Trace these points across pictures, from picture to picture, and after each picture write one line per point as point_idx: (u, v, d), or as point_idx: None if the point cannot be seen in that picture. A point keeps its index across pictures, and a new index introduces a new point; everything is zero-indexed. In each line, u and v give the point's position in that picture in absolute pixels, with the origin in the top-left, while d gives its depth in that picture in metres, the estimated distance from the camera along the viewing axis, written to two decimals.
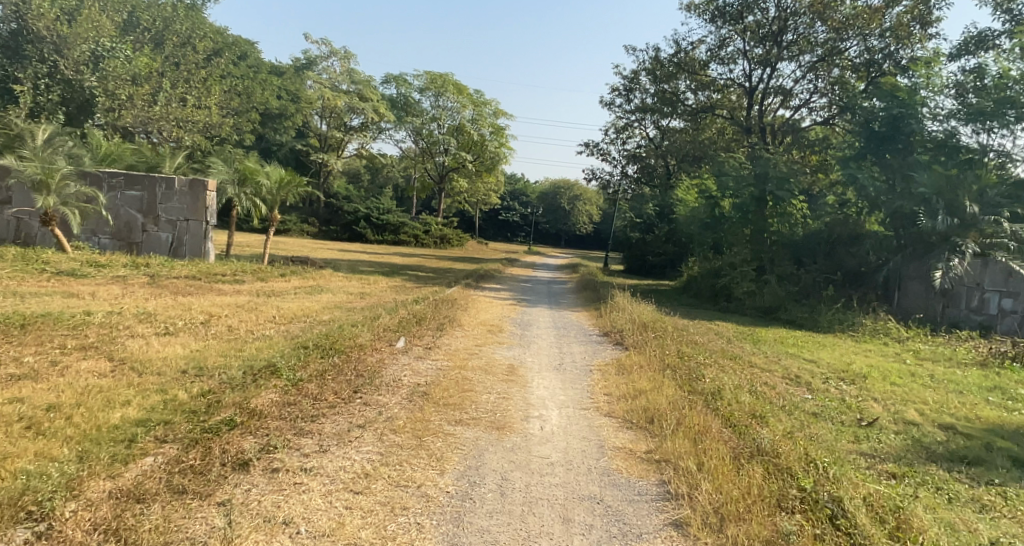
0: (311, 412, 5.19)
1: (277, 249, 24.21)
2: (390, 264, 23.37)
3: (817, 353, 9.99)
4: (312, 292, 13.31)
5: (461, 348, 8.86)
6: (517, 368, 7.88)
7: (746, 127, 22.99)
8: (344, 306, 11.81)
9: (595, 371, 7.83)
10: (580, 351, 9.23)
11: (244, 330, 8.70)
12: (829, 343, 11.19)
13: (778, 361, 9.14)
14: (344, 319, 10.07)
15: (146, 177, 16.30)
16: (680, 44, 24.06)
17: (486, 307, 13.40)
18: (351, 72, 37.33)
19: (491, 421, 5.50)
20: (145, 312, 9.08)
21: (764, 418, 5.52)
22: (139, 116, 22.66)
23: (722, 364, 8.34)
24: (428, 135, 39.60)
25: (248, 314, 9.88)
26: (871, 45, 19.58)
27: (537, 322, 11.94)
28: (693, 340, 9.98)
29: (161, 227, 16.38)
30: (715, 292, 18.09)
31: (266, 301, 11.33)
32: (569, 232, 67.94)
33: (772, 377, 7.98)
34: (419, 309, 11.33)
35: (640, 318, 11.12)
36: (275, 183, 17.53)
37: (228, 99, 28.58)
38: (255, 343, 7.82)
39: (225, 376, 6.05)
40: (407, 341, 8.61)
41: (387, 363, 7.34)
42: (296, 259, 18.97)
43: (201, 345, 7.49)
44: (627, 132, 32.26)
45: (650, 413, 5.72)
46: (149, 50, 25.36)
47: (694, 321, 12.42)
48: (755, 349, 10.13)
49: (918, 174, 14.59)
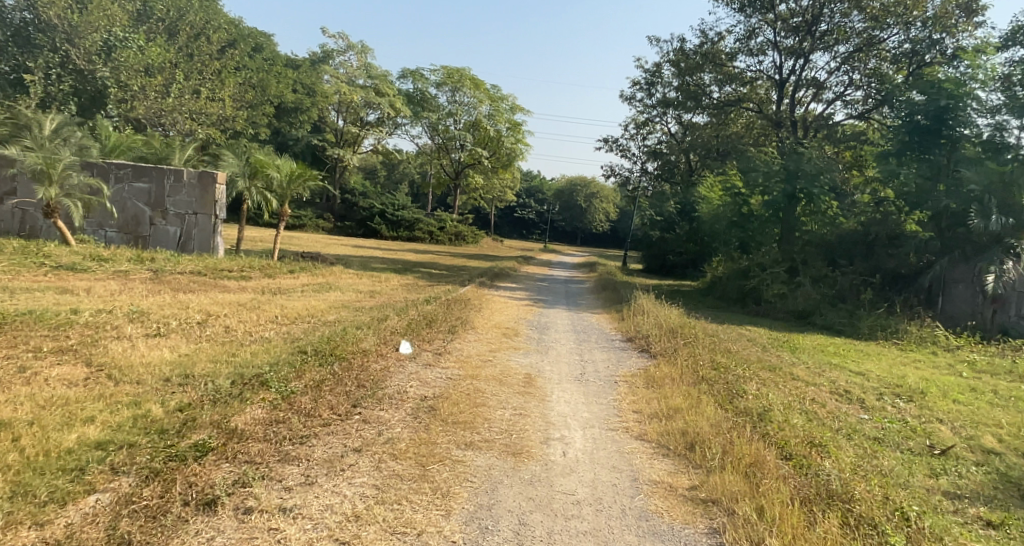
0: (300, 432, 4.52)
1: (289, 244, 23.73)
2: (403, 261, 22.76)
3: (863, 365, 9.19)
4: (320, 290, 12.70)
5: (473, 354, 8.17)
6: (535, 379, 7.17)
7: (775, 121, 22.12)
8: (352, 305, 11.17)
9: (621, 383, 7.10)
10: (603, 359, 8.49)
11: (244, 332, 8.06)
12: (873, 353, 10.37)
13: (821, 373, 8.38)
14: (350, 320, 9.43)
15: (154, 169, 15.74)
16: (706, 36, 23.31)
17: (501, 308, 12.71)
18: (368, 66, 36.85)
19: (506, 445, 4.80)
20: (138, 310, 8.48)
21: (824, 447, 4.80)
22: (150, 108, 22.27)
23: (762, 376, 7.58)
24: (444, 130, 38.82)
25: (249, 313, 9.25)
26: (912, 35, 18.69)
27: (555, 325, 11.21)
28: (726, 347, 9.21)
29: (169, 220, 15.86)
30: (743, 295, 17.25)
31: (270, 300, 10.73)
32: (585, 229, 67.15)
33: (819, 391, 7.22)
34: (430, 310, 10.67)
35: (667, 322, 10.36)
36: (286, 177, 16.77)
37: (242, 91, 28.14)
38: (251, 347, 7.17)
39: (211, 386, 5.40)
40: (415, 347, 7.94)
41: (392, 373, 6.68)
42: (307, 255, 18.44)
43: (191, 349, 6.84)
44: (647, 128, 31.45)
45: (689, 438, 4.99)
46: (163, 41, 24.98)
47: (723, 326, 11.66)
48: (794, 358, 9.34)
49: (967, 170, 13.70)
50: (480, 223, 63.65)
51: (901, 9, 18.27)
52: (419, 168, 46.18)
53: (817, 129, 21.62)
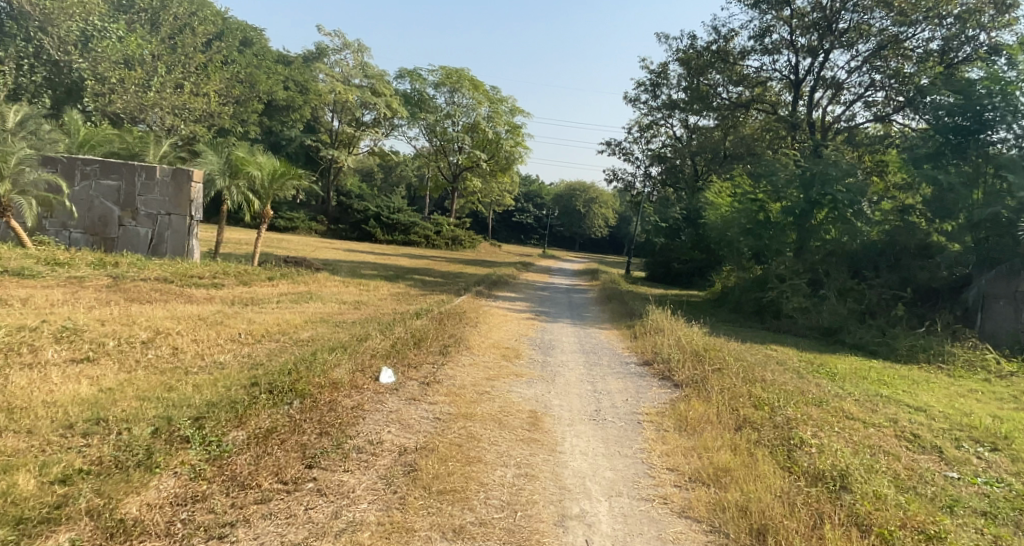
0: (223, 516, 3.37)
1: (274, 248, 22.43)
2: (396, 268, 21.46)
3: (918, 397, 7.93)
4: (298, 300, 11.44)
5: (467, 383, 6.89)
6: (541, 418, 5.90)
7: (791, 124, 21.06)
8: (332, 320, 9.85)
9: (647, 424, 5.82)
10: (620, 390, 7.21)
11: (197, 356, 6.74)
12: (923, 382, 9.11)
13: (875, 409, 7.13)
14: (326, 339, 8.12)
15: (124, 164, 14.41)
16: (717, 33, 22.23)
17: (499, 322, 11.45)
18: (364, 65, 35.61)
19: (509, 533, 3.55)
20: (73, 326, 7.17)
21: (942, 540, 3.57)
22: (130, 103, 20.31)
23: (814, 416, 6.33)
24: (442, 132, 37.59)
25: (206, 331, 7.92)
26: (942, 32, 17.77)
27: (560, 344, 9.92)
28: (760, 375, 7.96)
29: (139, 221, 14.50)
30: (760, 307, 16.01)
31: (240, 313, 9.42)
32: (585, 235, 66.06)
33: (884, 436, 5.96)
34: (419, 325, 9.41)
35: (690, 344, 9.07)
36: (268, 175, 15.65)
37: (229, 86, 26.83)
38: (197, 378, 5.86)
39: (123, 441, 4.14)
40: (399, 377, 6.69)
41: (366, 414, 5.42)
42: (291, 260, 17.15)
43: (119, 381, 5.53)
44: (652, 131, 30.34)
45: (754, 519, 3.76)
46: (145, 32, 23.68)
47: (747, 347, 10.45)
48: (837, 388, 8.09)
49: (1012, 176, 12.44)
50: (478, 227, 62.67)
51: (931, 4, 17.36)
52: (416, 171, 44.93)
53: (835, 132, 20.65)
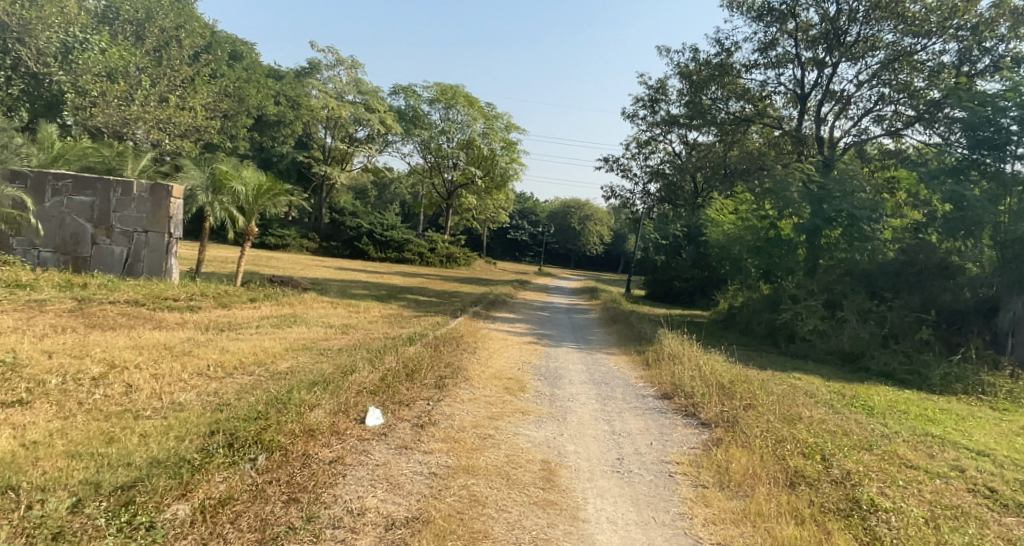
0: None
1: (261, 266, 21.52)
2: (388, 287, 20.61)
3: (973, 439, 7.11)
4: (281, 325, 10.51)
5: (469, 424, 6.01)
6: (558, 470, 5.02)
7: (798, 139, 20.47)
8: (317, 347, 8.91)
9: (681, 479, 4.96)
10: (642, 431, 6.33)
11: (153, 396, 5.77)
12: (969, 419, 8.32)
13: (931, 454, 6.31)
14: (307, 371, 7.17)
15: (98, 179, 13.44)
16: (720, 46, 21.70)
17: (500, 347, 10.57)
18: (357, 81, 35.22)
19: None
20: (12, 360, 6.19)
21: None
22: (112, 118, 19.51)
23: (871, 465, 5.51)
24: (436, 149, 36.86)
25: (170, 362, 6.96)
26: (955, 44, 17.29)
27: (567, 373, 9.01)
28: (797, 413, 7.11)
29: (114, 239, 13.52)
30: (773, 329, 15.18)
31: (214, 340, 8.45)
32: (579, 252, 65.37)
33: (958, 494, 5.16)
34: (413, 352, 8.50)
35: (713, 375, 8.18)
36: (254, 192, 14.83)
37: (217, 100, 26.00)
38: (146, 424, 4.90)
39: (30, 520, 3.28)
40: (390, 419, 5.81)
41: (347, 472, 4.51)
42: (277, 279, 16.22)
43: (47, 432, 4.55)
44: (650, 147, 29.67)
45: None
46: (129, 44, 22.82)
47: (770, 376, 9.64)
48: (882, 428, 7.27)
49: None
50: (471, 244, 61.83)
51: (943, 15, 16.95)
52: (410, 188, 44.13)
53: (843, 147, 20.07)
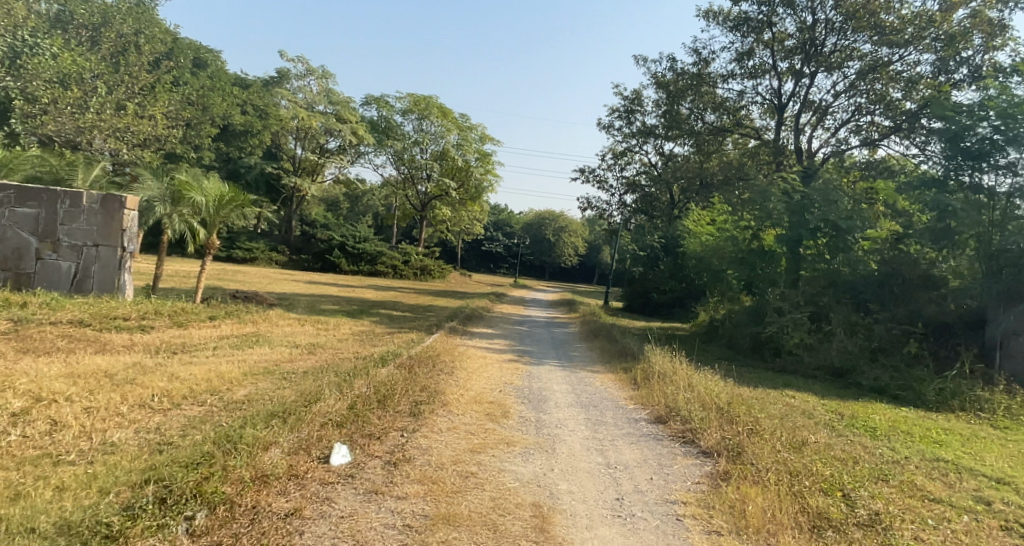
0: None
1: (226, 281, 20.56)
2: (359, 301, 19.79)
3: (986, 465, 6.66)
4: (242, 345, 9.73)
5: (450, 460, 5.36)
6: (552, 514, 4.43)
7: (776, 151, 20.22)
8: (280, 370, 8.16)
9: (691, 525, 4.39)
10: (641, 461, 5.74)
11: (81, 435, 5.00)
12: (975, 440, 7.88)
13: (948, 483, 5.84)
14: (264, 400, 6.43)
15: (44, 190, 12.50)
16: (696, 56, 21.44)
17: (478, 366, 9.92)
18: (328, 91, 34.64)
19: None
20: None
21: None
22: (65, 127, 18.10)
23: (893, 500, 5.01)
24: (410, 160, 36.13)
25: (109, 392, 6.18)
26: (932, 55, 17.17)
27: (553, 394, 8.34)
28: (802, 438, 6.59)
29: (61, 254, 12.54)
30: (758, 342, 14.74)
31: (164, 365, 7.63)
32: (555, 263, 64.98)
33: (991, 533, 4.68)
34: (385, 374, 7.81)
35: (710, 396, 7.61)
36: (214, 202, 13.97)
37: (179, 108, 24.96)
38: (67, 474, 4.19)
39: None
40: (358, 456, 5.12)
41: (305, 528, 3.83)
42: (240, 294, 15.33)
43: None
44: (626, 158, 29.34)
45: None
46: (84, 49, 21.73)
47: (763, 395, 9.12)
48: (891, 453, 6.78)
49: None
50: (446, 256, 61.00)
51: (921, 25, 16.81)
52: (382, 199, 43.28)
53: (822, 158, 19.88)
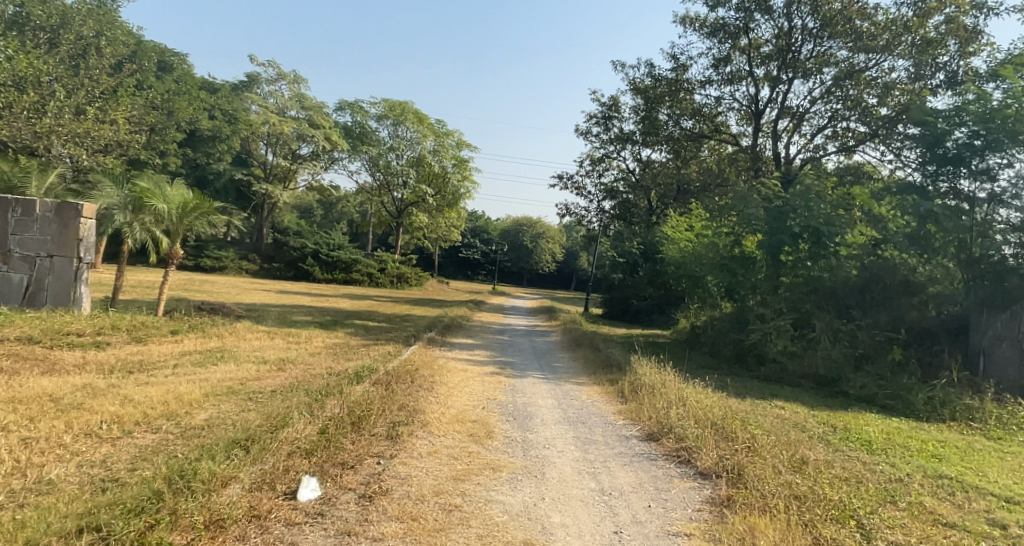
0: None
1: (193, 292, 19.76)
2: (332, 311, 19.15)
3: (991, 481, 6.39)
4: (205, 362, 9.15)
5: (432, 490, 4.90)
6: None
7: (754, 157, 20.10)
8: (246, 390, 7.61)
9: None
10: (637, 486, 5.34)
11: (13, 473, 4.46)
12: (972, 453, 7.64)
13: (957, 503, 5.54)
14: (227, 424, 5.91)
15: None
16: (672, 63, 21.25)
17: (458, 381, 9.45)
18: (300, 96, 33.92)
19: None
20: None
21: None
22: (21, 132, 17.12)
23: (907, 526, 4.68)
24: (385, 166, 35.54)
25: (53, 420, 5.61)
26: (908, 60, 17.15)
27: (538, 411, 7.91)
28: (802, 455, 6.25)
29: (12, 265, 11.86)
30: (741, 350, 14.48)
31: (117, 387, 7.04)
32: (532, 270, 64.67)
33: None
34: (360, 392, 7.30)
35: (702, 411, 7.25)
36: (178, 209, 13.30)
37: (143, 113, 24.10)
38: None
39: None
40: (330, 490, 4.65)
41: None
42: (206, 306, 14.65)
43: None
44: (604, 164, 29.14)
45: None
46: (41, 51, 20.83)
47: (753, 407, 8.78)
48: (892, 469, 6.47)
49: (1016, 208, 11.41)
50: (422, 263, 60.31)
51: (896, 31, 16.81)
52: (357, 207, 42.57)
53: (799, 164, 19.80)
